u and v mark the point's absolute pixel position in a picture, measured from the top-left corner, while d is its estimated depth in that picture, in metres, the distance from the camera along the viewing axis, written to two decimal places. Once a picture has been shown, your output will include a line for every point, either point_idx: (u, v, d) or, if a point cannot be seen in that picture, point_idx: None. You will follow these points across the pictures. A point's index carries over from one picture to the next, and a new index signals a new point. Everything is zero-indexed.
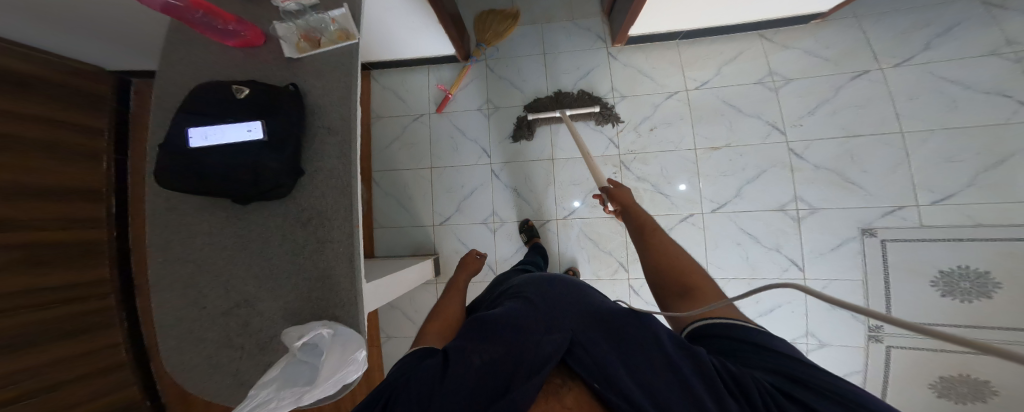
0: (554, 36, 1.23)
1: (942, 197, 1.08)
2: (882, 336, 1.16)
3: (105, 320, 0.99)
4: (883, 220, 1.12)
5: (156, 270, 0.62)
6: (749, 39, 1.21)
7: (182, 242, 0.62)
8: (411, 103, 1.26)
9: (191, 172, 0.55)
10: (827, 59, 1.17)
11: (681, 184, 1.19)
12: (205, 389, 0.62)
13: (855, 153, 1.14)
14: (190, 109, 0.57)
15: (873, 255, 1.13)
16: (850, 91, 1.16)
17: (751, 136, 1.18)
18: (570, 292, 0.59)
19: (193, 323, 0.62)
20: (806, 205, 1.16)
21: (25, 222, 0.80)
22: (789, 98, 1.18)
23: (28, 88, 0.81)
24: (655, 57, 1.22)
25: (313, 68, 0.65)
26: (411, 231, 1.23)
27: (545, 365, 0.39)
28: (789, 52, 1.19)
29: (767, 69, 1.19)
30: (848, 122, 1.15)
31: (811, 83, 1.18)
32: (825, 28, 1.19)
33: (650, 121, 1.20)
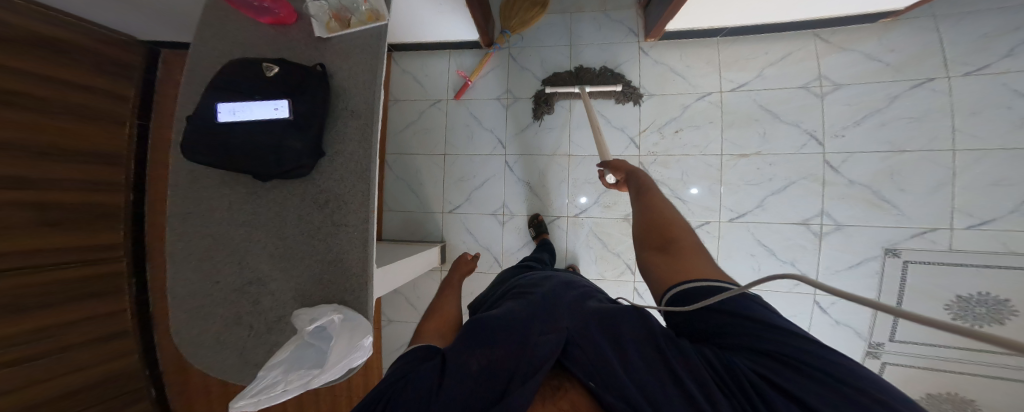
0: (584, 28, 1.18)
1: (979, 222, 1.04)
2: (881, 353, 1.15)
3: (116, 285, 1.00)
4: (910, 242, 1.09)
5: (171, 243, 0.62)
6: (805, 38, 1.15)
7: (199, 217, 0.62)
8: (430, 88, 1.24)
9: (213, 147, 0.55)
10: (890, 64, 1.11)
11: (698, 189, 1.16)
12: (210, 365, 0.62)
13: (897, 170, 1.10)
14: (219, 83, 0.56)
15: (892, 276, 1.10)
16: (908, 100, 1.10)
17: (786, 145, 1.14)
18: (567, 293, 0.59)
19: (204, 298, 0.63)
20: (831, 221, 1.13)
21: (45, 184, 0.80)
22: (836, 106, 1.13)
23: (59, 53, 0.81)
24: (693, 55, 1.17)
25: (342, 50, 0.64)
26: (421, 218, 1.23)
27: (540, 368, 0.40)
28: (845, 54, 1.13)
29: (817, 73, 1.14)
30: (895, 137, 1.10)
31: (861, 92, 1.12)
32: (893, 29, 1.11)
33: (676, 123, 1.17)
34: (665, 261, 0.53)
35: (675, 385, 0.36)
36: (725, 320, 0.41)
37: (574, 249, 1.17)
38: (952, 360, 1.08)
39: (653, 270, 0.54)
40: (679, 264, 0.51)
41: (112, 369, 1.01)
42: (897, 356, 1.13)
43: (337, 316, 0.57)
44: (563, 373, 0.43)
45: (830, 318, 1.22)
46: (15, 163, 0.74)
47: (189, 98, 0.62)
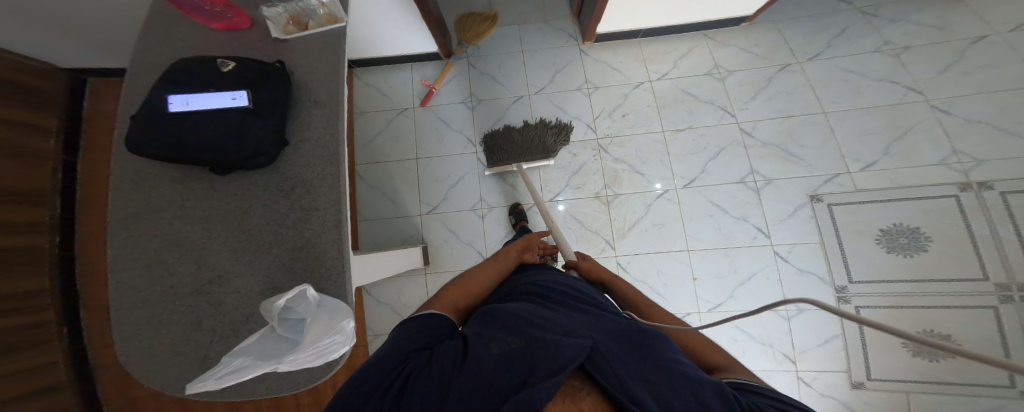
0: (530, 36, 1.36)
1: (868, 165, 1.25)
2: (850, 297, 1.20)
3: (45, 335, 0.84)
4: (825, 187, 1.27)
5: (114, 248, 0.56)
6: (696, 38, 1.39)
7: (150, 217, 0.58)
8: (395, 99, 1.30)
9: (166, 136, 0.53)
10: (759, 55, 1.37)
11: (657, 182, 1.28)
12: (164, 383, 0.54)
13: (793, 131, 1.31)
14: (171, 79, 0.56)
15: (824, 218, 1.25)
16: (780, 80, 1.35)
17: (708, 119, 1.32)
18: (580, 303, 0.60)
19: (157, 305, 0.56)
20: (761, 177, 1.28)
21: None
22: (733, 87, 1.35)
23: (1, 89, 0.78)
24: (622, 53, 1.37)
25: (301, 48, 0.68)
26: (398, 224, 1.22)
27: (564, 368, 0.38)
28: (729, 49, 1.38)
29: (713, 63, 1.37)
30: (783, 106, 1.33)
31: (750, 75, 1.36)
32: (752, 29, 1.40)
33: (622, 109, 1.32)
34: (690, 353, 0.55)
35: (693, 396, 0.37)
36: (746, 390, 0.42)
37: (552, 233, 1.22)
38: (909, 294, 1.16)
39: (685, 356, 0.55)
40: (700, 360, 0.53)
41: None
42: (863, 297, 1.20)
43: (311, 291, 0.53)
44: (584, 376, 0.42)
45: (793, 266, 1.25)
46: None
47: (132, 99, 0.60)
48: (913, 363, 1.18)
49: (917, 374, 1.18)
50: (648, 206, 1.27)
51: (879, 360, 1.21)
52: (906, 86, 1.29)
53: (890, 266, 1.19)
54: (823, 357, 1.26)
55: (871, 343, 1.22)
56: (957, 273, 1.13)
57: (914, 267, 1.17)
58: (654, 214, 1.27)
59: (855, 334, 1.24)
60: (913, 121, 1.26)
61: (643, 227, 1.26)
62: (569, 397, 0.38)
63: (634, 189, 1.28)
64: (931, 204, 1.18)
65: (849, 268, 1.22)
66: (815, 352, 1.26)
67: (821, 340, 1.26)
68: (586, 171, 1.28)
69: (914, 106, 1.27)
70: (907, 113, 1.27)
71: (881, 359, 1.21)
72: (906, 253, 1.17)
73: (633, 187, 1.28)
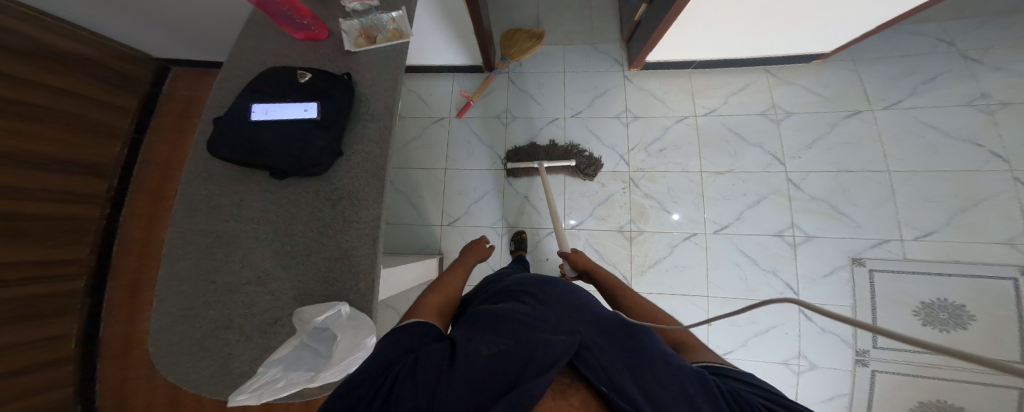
0: (574, 57, 1.34)
1: (925, 233, 1.17)
2: (869, 361, 1.16)
3: (48, 306, 0.87)
4: (871, 251, 1.19)
5: (171, 239, 0.58)
6: (757, 73, 1.32)
7: (209, 212, 0.60)
8: (434, 106, 1.33)
9: (240, 141, 0.55)
10: (825, 96, 1.30)
11: (675, 213, 1.24)
12: (185, 374, 0.55)
13: (846, 188, 1.23)
14: (255, 87, 0.59)
15: (862, 283, 1.18)
16: (843, 128, 1.27)
17: (753, 165, 1.26)
18: (572, 297, 0.56)
19: (195, 299, 0.57)
20: (801, 233, 1.22)
21: (18, 189, 0.77)
22: (788, 131, 1.28)
23: (53, 59, 0.83)
24: (669, 83, 1.33)
25: (368, 62, 0.69)
26: (418, 232, 1.24)
27: (556, 364, 0.36)
28: (791, 87, 1.31)
29: (770, 102, 1.30)
30: (841, 158, 1.25)
31: (808, 119, 1.29)
32: (824, 68, 1.32)
33: (659, 143, 1.28)
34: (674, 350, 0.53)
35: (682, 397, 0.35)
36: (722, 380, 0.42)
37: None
38: (932, 365, 1.12)
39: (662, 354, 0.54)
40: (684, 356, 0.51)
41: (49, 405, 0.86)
42: (883, 363, 1.15)
43: (345, 308, 0.54)
44: (573, 374, 0.40)
45: (816, 325, 1.20)
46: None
47: (213, 100, 0.63)
48: None
49: None
50: (672, 246, 1.23)
51: None
52: (992, 151, 1.17)
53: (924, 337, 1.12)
54: None
55: (877, 404, 1.15)
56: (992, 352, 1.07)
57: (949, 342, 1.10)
58: (677, 256, 1.23)
59: (864, 395, 1.16)
60: (985, 192, 1.16)
61: (663, 267, 1.22)
62: (558, 394, 0.36)
63: (661, 229, 1.24)
64: (985, 284, 1.10)
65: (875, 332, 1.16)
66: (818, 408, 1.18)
67: (826, 396, 1.18)
68: (613, 203, 1.25)
69: (992, 176, 1.16)
70: (979, 184, 1.16)
71: None
72: (943, 329, 1.10)
73: (659, 225, 1.24)
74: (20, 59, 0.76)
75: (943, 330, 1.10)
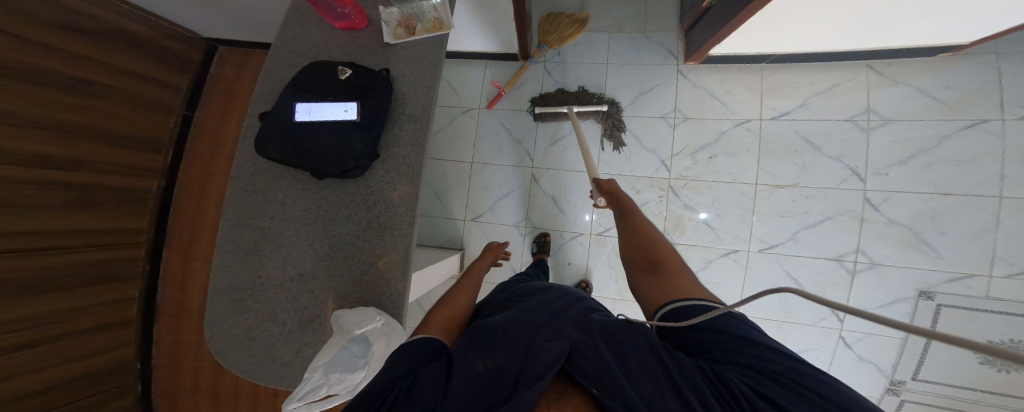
0: (622, 47, 1.23)
1: (1018, 271, 1.02)
2: (902, 392, 1.07)
3: (112, 273, 0.95)
4: (946, 286, 1.06)
5: (223, 233, 0.60)
6: (856, 68, 1.13)
7: (255, 209, 0.61)
8: (465, 96, 1.29)
9: (287, 143, 0.55)
10: (942, 101, 1.08)
11: (704, 212, 1.17)
12: (235, 360, 0.60)
13: (938, 213, 1.08)
14: (298, 84, 0.58)
15: (923, 318, 1.07)
16: (957, 141, 1.07)
17: (825, 179, 1.13)
18: (569, 300, 0.52)
19: (243, 292, 0.60)
20: (866, 259, 1.11)
21: (85, 164, 0.82)
22: (881, 143, 1.11)
23: (118, 39, 0.86)
24: (735, 80, 1.19)
25: (407, 57, 0.65)
26: (442, 224, 1.25)
27: (546, 374, 0.34)
28: (898, 88, 1.11)
29: (865, 105, 1.13)
30: (939, 178, 1.08)
31: (908, 129, 1.10)
32: (951, 65, 1.08)
33: (711, 149, 1.18)
34: (654, 282, 0.54)
35: (675, 397, 0.31)
36: (712, 338, 0.39)
37: (595, 266, 1.18)
38: (972, 402, 1.02)
39: (644, 294, 0.55)
40: (667, 286, 0.51)
41: (106, 362, 0.96)
42: (917, 394, 1.07)
43: (382, 319, 0.55)
44: (564, 380, 0.36)
45: (852, 353, 1.12)
46: (65, 145, 0.78)
47: (258, 94, 0.63)
48: None
49: None
50: (706, 261, 1.16)
51: None
52: None
53: (980, 377, 1.00)
54: None
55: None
56: None
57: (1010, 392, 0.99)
58: (712, 272, 1.16)
59: None
60: None
61: None
62: (553, 403, 0.33)
63: (698, 241, 1.17)
64: None
65: (920, 370, 1.06)
66: None
67: None
68: (648, 211, 1.19)
69: None
70: None
71: None
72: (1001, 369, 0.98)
73: (697, 238, 1.17)
74: (83, 37, 0.78)
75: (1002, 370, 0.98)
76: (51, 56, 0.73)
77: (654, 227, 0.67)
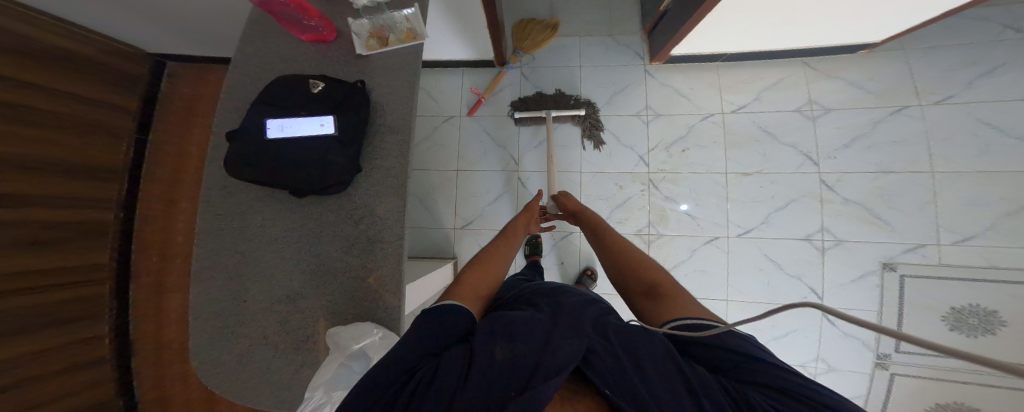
0: (593, 50, 1.27)
1: (963, 238, 1.11)
2: (890, 364, 1.13)
3: (76, 311, 0.89)
4: (905, 256, 1.14)
5: (199, 260, 0.57)
6: (794, 65, 1.22)
7: (233, 232, 0.59)
8: (445, 105, 1.29)
9: (262, 162, 0.53)
10: (870, 92, 1.19)
11: (684, 203, 1.21)
12: (227, 387, 0.57)
13: (885, 189, 1.16)
14: (268, 100, 0.56)
15: (891, 289, 1.14)
16: (888, 126, 1.18)
17: (785, 165, 1.20)
18: (586, 299, 0.51)
19: (227, 318, 0.57)
20: (831, 237, 1.17)
21: (28, 197, 0.76)
22: (826, 130, 1.20)
23: (59, 62, 0.80)
24: (696, 78, 1.25)
25: (381, 67, 0.65)
26: (432, 234, 1.24)
27: (564, 369, 0.33)
28: (832, 81, 1.21)
29: (808, 97, 1.21)
30: (881, 159, 1.17)
31: (849, 117, 1.19)
32: (870, 60, 1.20)
33: (683, 142, 1.23)
34: (653, 305, 0.52)
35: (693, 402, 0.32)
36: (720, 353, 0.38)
37: None
38: (949, 370, 1.07)
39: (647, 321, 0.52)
40: (669, 308, 0.49)
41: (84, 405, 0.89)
42: (904, 367, 1.11)
43: (379, 333, 0.54)
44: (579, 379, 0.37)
45: (838, 329, 1.17)
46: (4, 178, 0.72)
47: (226, 112, 0.61)
48: None
49: None
50: (692, 249, 1.20)
51: None
52: None
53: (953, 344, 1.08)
54: None
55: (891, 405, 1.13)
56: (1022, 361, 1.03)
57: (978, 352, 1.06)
58: (699, 260, 1.20)
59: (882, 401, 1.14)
60: None
61: (684, 271, 1.20)
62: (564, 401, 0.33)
63: (682, 231, 1.20)
64: None
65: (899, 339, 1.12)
66: None
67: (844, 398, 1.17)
68: (632, 206, 1.22)
69: None
70: None
71: None
72: (970, 334, 1.05)
73: (680, 228, 1.20)
74: (17, 60, 0.73)
75: (971, 336, 1.05)
76: None
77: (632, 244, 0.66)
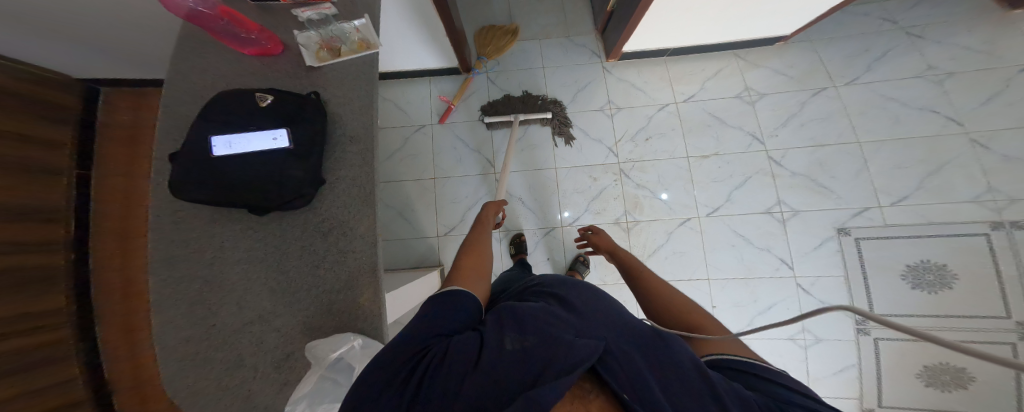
0: (550, 51, 1.31)
1: (897, 200, 1.20)
2: (870, 329, 1.16)
3: None
4: (855, 220, 1.22)
5: (156, 290, 0.54)
6: (726, 57, 1.33)
7: (191, 256, 0.56)
8: (413, 114, 1.29)
9: (212, 182, 0.51)
10: (793, 77, 1.31)
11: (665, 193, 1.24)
12: None
13: (825, 161, 1.25)
14: (212, 117, 0.54)
15: (850, 253, 1.20)
16: (815, 105, 1.29)
17: (735, 146, 1.27)
18: (596, 297, 0.51)
19: (197, 346, 0.54)
20: (788, 208, 1.24)
21: None
22: (764, 112, 1.29)
23: None
24: (646, 72, 1.31)
25: (334, 77, 0.65)
26: (413, 244, 1.22)
27: (579, 366, 0.31)
28: (760, 70, 1.32)
29: (743, 85, 1.31)
30: (815, 134, 1.27)
31: (782, 99, 1.30)
32: (788, 50, 1.33)
33: (645, 132, 1.27)
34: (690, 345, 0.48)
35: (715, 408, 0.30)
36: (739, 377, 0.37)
37: None
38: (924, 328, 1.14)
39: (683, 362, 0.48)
40: (703, 344, 0.46)
41: None
42: (882, 330, 1.16)
43: (357, 341, 0.52)
44: (593, 380, 0.36)
45: (814, 298, 1.21)
46: None
47: (170, 134, 0.58)
48: (925, 392, 1.13)
49: (928, 405, 1.13)
50: (669, 233, 1.24)
51: (893, 389, 1.15)
52: (947, 117, 1.22)
53: (914, 300, 1.15)
54: (831, 387, 1.19)
55: (884, 370, 1.15)
56: (973, 306, 1.11)
57: (939, 304, 1.14)
58: (676, 243, 1.23)
59: (872, 366, 1.16)
60: (954, 153, 1.20)
61: (663, 254, 1.23)
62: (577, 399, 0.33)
63: (656, 215, 1.24)
64: (964, 243, 1.14)
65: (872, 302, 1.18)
66: (829, 380, 1.18)
67: (835, 368, 1.18)
68: (607, 196, 1.24)
69: (951, 139, 1.20)
70: (945, 146, 1.20)
71: (891, 393, 1.15)
72: (931, 290, 1.14)
73: (654, 214, 1.24)
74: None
75: (931, 291, 1.14)
76: None
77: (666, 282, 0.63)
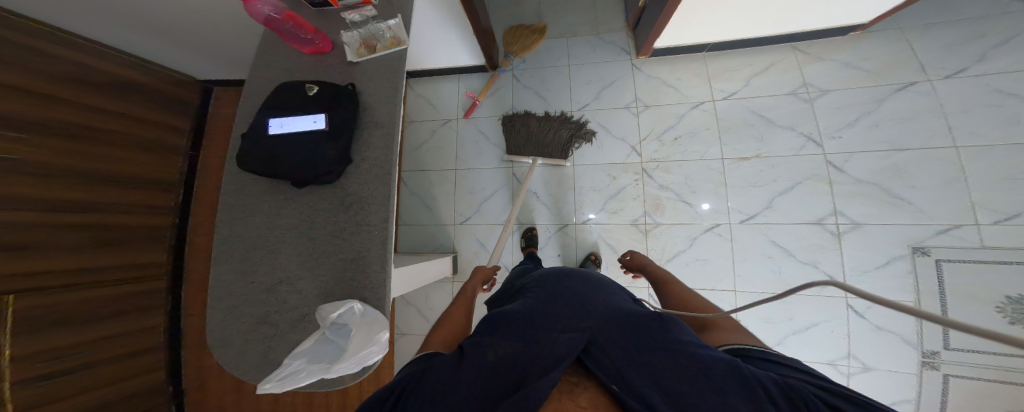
0: (580, 49, 1.31)
1: (1007, 216, 1.00)
2: (939, 364, 0.98)
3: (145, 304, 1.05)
4: (937, 239, 1.04)
5: (218, 244, 0.66)
6: (783, 50, 1.22)
7: (244, 219, 0.67)
8: (441, 109, 1.37)
9: (264, 156, 0.62)
10: (867, 70, 1.16)
11: (705, 203, 1.17)
12: (239, 363, 0.63)
13: (901, 167, 1.09)
14: (272, 103, 0.66)
15: (926, 275, 1.03)
16: (894, 103, 1.13)
17: (783, 148, 1.16)
18: (584, 289, 0.53)
19: (239, 297, 0.65)
20: (846, 220, 1.10)
21: (104, 206, 0.93)
22: (824, 110, 1.16)
23: (122, 88, 0.97)
24: (682, 69, 1.26)
25: (369, 71, 0.73)
26: (433, 231, 1.30)
27: (558, 365, 0.35)
28: (824, 64, 1.19)
29: (801, 80, 1.19)
30: (891, 136, 1.11)
31: (847, 96, 1.16)
32: (863, 40, 1.18)
33: (674, 131, 1.22)
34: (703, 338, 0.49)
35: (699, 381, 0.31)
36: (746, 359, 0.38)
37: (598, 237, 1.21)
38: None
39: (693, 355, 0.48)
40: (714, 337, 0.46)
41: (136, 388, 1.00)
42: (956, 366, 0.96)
43: (357, 305, 0.60)
44: (581, 372, 0.38)
45: (869, 322, 1.06)
46: (85, 190, 0.88)
47: (240, 118, 0.71)
48: None
49: None
50: (692, 238, 1.17)
51: None
52: None
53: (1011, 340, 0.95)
54: None
55: None
56: None
57: None
58: (699, 249, 1.16)
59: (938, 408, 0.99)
60: None
61: (683, 260, 1.16)
62: (563, 394, 0.34)
63: (678, 220, 1.18)
64: None
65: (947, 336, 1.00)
66: None
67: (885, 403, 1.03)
68: (625, 195, 1.21)
69: None
70: None
71: None
72: None
73: (676, 217, 1.18)
74: (86, 88, 0.87)
75: None
76: (76, 111, 0.85)
77: (693, 291, 0.64)
